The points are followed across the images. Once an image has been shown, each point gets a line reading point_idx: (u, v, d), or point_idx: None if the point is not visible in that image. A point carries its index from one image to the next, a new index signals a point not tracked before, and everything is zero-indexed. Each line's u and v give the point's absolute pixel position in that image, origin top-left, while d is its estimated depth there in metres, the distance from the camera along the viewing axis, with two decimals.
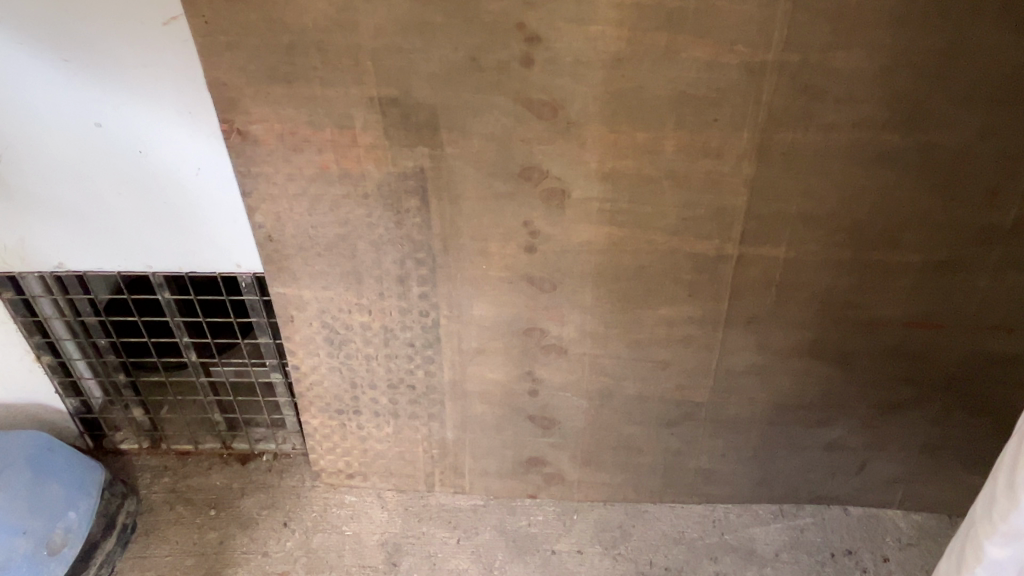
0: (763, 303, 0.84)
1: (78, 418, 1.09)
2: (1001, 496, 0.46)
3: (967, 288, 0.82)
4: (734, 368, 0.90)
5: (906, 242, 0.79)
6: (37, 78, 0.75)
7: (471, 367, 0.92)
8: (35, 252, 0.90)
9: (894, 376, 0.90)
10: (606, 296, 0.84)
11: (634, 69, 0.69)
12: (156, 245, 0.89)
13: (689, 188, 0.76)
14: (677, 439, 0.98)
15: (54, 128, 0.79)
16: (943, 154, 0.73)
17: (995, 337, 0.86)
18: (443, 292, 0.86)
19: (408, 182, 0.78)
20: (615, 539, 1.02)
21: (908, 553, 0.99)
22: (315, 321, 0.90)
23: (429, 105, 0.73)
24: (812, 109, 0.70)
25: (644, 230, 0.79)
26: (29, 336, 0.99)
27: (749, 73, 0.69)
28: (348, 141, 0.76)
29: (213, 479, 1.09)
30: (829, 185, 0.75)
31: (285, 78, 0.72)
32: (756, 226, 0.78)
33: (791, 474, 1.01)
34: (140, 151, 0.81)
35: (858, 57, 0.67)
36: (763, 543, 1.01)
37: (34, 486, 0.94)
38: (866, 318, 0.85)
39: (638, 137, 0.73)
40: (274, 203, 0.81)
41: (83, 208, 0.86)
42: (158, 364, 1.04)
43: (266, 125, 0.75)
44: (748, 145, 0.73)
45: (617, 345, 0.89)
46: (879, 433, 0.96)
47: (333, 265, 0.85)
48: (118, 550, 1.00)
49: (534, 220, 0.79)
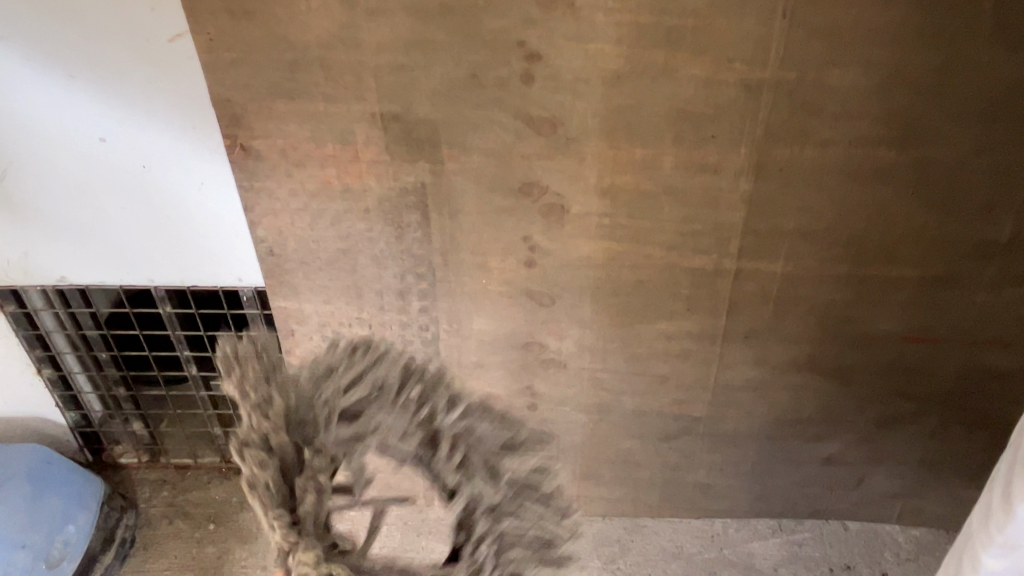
0: (760, 318, 0.85)
1: (78, 431, 1.09)
2: (997, 508, 0.47)
3: (964, 303, 0.82)
4: (732, 382, 0.91)
5: (902, 257, 0.80)
6: (43, 93, 0.76)
7: (471, 381, 0.92)
8: (38, 266, 0.91)
9: (892, 391, 0.90)
10: (605, 310, 0.85)
11: (633, 86, 0.70)
12: (158, 260, 0.89)
13: (686, 204, 0.77)
14: (675, 453, 0.98)
15: (59, 143, 0.80)
16: (937, 170, 0.73)
17: (992, 352, 0.86)
18: (443, 306, 0.86)
19: (408, 197, 0.78)
20: (614, 553, 1.02)
21: (906, 569, 0.99)
22: (316, 335, 0.91)
23: (430, 121, 0.73)
24: (808, 125, 0.71)
25: (642, 245, 0.80)
26: (31, 349, 0.99)
27: (746, 90, 0.69)
28: (350, 157, 0.76)
29: (212, 493, 1.09)
30: (826, 201, 0.76)
31: (288, 94, 0.73)
32: (753, 241, 0.79)
33: (790, 488, 1.01)
34: (144, 166, 0.81)
35: (853, 75, 0.68)
36: (761, 558, 1.01)
37: (34, 500, 0.95)
38: (863, 333, 0.86)
39: (637, 153, 0.74)
40: (277, 217, 0.81)
41: (86, 222, 0.86)
42: (158, 378, 1.05)
43: (269, 140, 0.76)
44: (745, 161, 0.74)
45: (616, 360, 0.89)
46: (877, 448, 0.96)
47: (334, 280, 0.85)
48: (117, 564, 1.00)
49: (533, 235, 0.80)
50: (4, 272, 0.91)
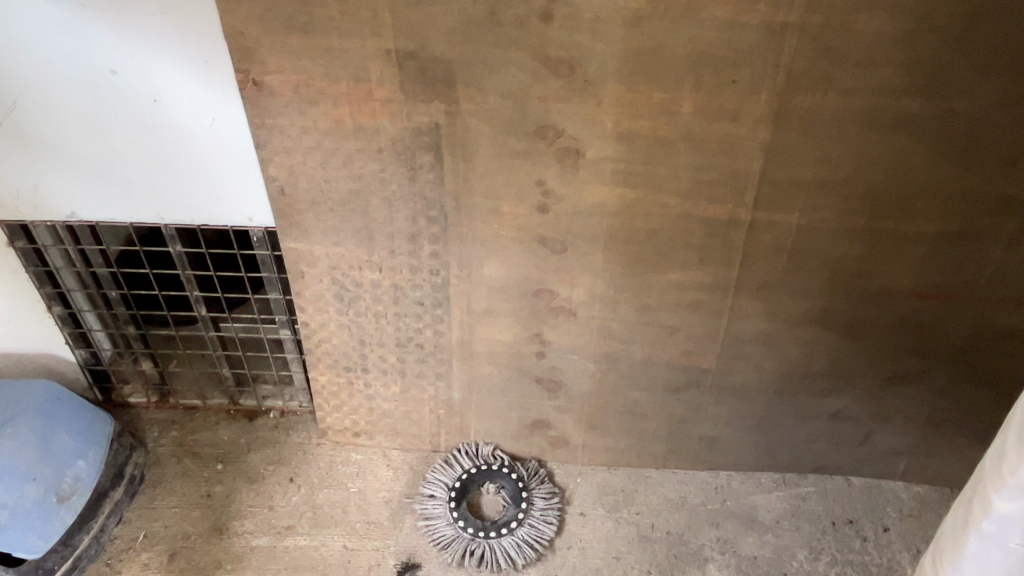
0: (774, 270, 0.84)
1: (87, 369, 1.09)
2: (1011, 450, 0.46)
3: (980, 258, 0.81)
4: (742, 335, 0.90)
5: (919, 211, 0.78)
6: (54, 22, 0.75)
7: (481, 356, 0.96)
8: (48, 200, 0.90)
9: (902, 347, 0.90)
10: (617, 259, 0.84)
11: (655, 28, 0.69)
12: (167, 197, 0.89)
13: (702, 152, 0.76)
14: (682, 405, 0.99)
15: (67, 73, 0.79)
16: (960, 121, 0.72)
17: (1004, 310, 0.85)
18: (456, 369, 0.98)
19: (422, 138, 0.78)
20: (618, 502, 1.03)
21: (908, 524, 1.01)
22: (326, 278, 0.91)
23: (445, 59, 0.72)
24: (831, 72, 0.70)
25: (657, 193, 0.79)
26: (41, 286, 0.99)
27: (770, 34, 0.68)
28: (364, 95, 0.75)
29: (220, 434, 1.10)
30: (844, 151, 0.75)
31: (302, 28, 0.72)
32: (770, 192, 0.78)
33: (794, 443, 1.02)
34: (154, 102, 0.81)
35: (880, 20, 0.67)
36: (764, 510, 1.02)
37: (44, 435, 0.94)
38: (876, 288, 0.85)
39: (655, 97, 0.73)
40: (288, 156, 0.81)
41: (97, 157, 0.86)
42: (168, 318, 1.05)
43: (282, 76, 0.75)
44: (766, 109, 0.72)
45: (627, 309, 0.89)
46: (885, 404, 0.96)
47: (344, 221, 0.85)
48: (126, 500, 1.02)
49: (547, 180, 0.79)
50: (13, 206, 0.91)
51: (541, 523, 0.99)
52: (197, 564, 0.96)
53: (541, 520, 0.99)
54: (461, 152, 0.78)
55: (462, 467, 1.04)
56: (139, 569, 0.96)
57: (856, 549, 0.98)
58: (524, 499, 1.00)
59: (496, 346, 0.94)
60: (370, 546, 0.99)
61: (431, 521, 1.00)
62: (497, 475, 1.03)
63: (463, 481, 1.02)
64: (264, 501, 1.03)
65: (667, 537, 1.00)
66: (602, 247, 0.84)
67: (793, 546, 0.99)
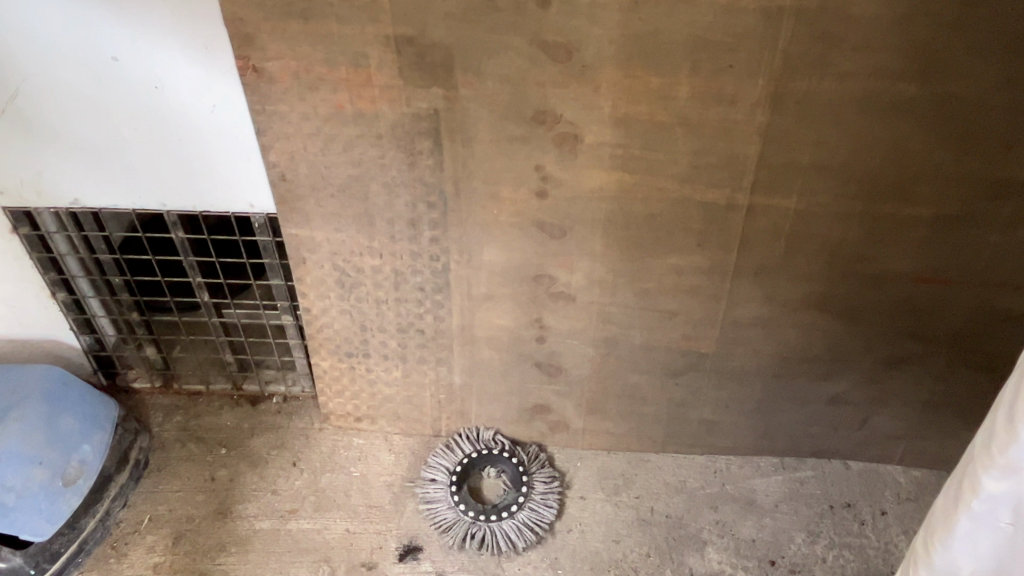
0: (772, 254, 0.84)
1: (91, 355, 1.10)
2: (1001, 431, 0.46)
3: (978, 242, 0.82)
4: (740, 319, 0.91)
5: (917, 194, 0.79)
6: (56, 9, 0.76)
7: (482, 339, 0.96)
8: (51, 186, 0.91)
9: (900, 331, 0.91)
10: (615, 244, 0.85)
11: (652, 13, 0.69)
12: (169, 183, 0.90)
13: (700, 137, 0.76)
14: (681, 389, 0.99)
15: (69, 60, 0.80)
16: (957, 105, 0.72)
17: (1002, 294, 0.86)
18: (457, 354, 0.98)
19: (421, 124, 0.78)
20: (617, 486, 1.04)
21: (906, 508, 1.01)
22: (327, 263, 0.92)
23: (443, 45, 0.73)
24: (828, 56, 0.70)
25: (655, 177, 0.79)
26: (45, 273, 1.00)
27: (767, 18, 0.68)
28: (363, 81, 0.76)
29: (224, 419, 1.11)
30: (842, 135, 0.75)
31: (301, 15, 0.72)
32: (767, 176, 0.78)
33: (792, 427, 1.03)
34: (155, 89, 0.81)
35: (877, 4, 0.67)
36: (762, 494, 1.03)
37: (49, 419, 0.94)
38: (874, 272, 0.85)
39: (652, 82, 0.73)
40: (288, 142, 0.81)
41: (99, 143, 0.86)
42: (171, 304, 1.06)
43: (282, 63, 0.76)
44: (763, 93, 0.73)
45: (625, 294, 0.90)
46: (883, 388, 0.97)
47: (345, 207, 0.86)
48: (130, 484, 1.03)
49: (545, 165, 0.79)
50: (17, 192, 0.91)
51: (542, 506, 0.99)
52: (201, 547, 0.97)
53: (541, 503, 1.00)
54: (460, 138, 0.78)
55: (463, 451, 1.05)
56: (144, 551, 0.97)
57: (854, 532, 0.99)
58: (524, 482, 1.01)
59: (496, 331, 0.95)
60: (372, 529, 1.00)
61: (432, 504, 1.01)
62: (497, 458, 1.04)
63: (463, 465, 1.03)
64: (268, 485, 1.04)
65: (666, 520, 1.01)
66: (601, 232, 0.84)
67: (791, 529, 1.00)
